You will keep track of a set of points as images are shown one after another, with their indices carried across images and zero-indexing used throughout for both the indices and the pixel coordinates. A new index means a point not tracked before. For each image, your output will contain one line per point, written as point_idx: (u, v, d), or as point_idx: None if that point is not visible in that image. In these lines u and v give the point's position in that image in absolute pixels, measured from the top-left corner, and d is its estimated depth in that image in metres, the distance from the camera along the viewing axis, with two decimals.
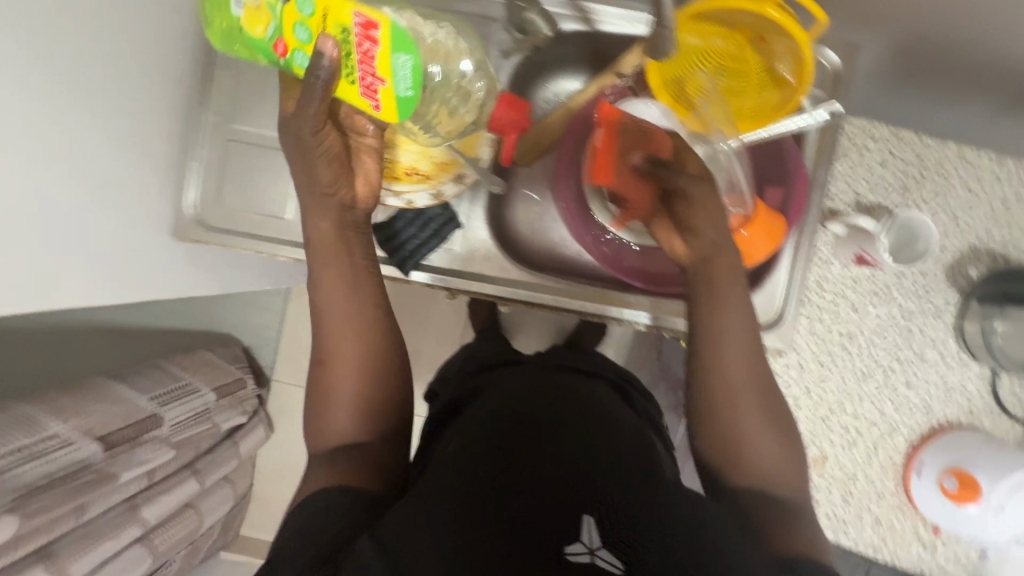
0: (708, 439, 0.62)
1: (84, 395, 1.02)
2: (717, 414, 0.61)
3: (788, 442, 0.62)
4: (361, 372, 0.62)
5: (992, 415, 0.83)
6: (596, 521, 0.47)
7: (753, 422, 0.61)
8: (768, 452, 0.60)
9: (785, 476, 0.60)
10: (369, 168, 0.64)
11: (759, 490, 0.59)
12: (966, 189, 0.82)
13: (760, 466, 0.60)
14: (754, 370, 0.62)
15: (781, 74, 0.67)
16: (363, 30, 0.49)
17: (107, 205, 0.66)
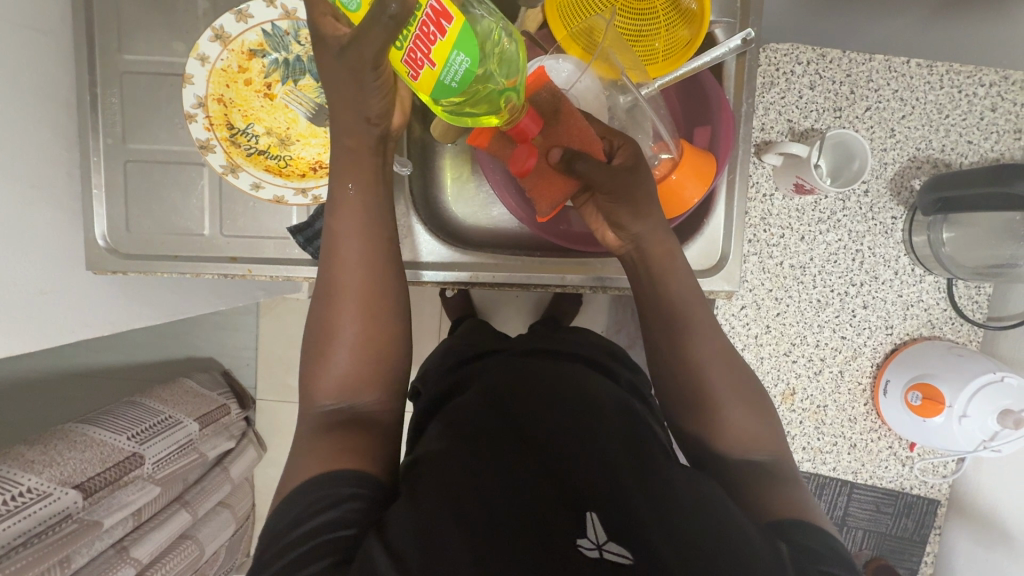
0: (677, 400, 0.62)
1: (56, 443, 0.96)
2: (674, 372, 0.61)
3: (754, 401, 0.61)
4: (371, 314, 0.57)
5: (952, 323, 0.83)
6: (599, 517, 0.46)
7: (715, 373, 0.60)
8: (735, 412, 0.59)
9: (754, 436, 0.59)
10: (267, 169, 0.60)
11: (720, 435, 0.59)
12: (899, 100, 0.80)
13: (721, 419, 0.59)
14: (715, 334, 0.62)
15: (688, 7, 0.65)
16: (432, 14, 0.44)
17: (9, 249, 0.62)
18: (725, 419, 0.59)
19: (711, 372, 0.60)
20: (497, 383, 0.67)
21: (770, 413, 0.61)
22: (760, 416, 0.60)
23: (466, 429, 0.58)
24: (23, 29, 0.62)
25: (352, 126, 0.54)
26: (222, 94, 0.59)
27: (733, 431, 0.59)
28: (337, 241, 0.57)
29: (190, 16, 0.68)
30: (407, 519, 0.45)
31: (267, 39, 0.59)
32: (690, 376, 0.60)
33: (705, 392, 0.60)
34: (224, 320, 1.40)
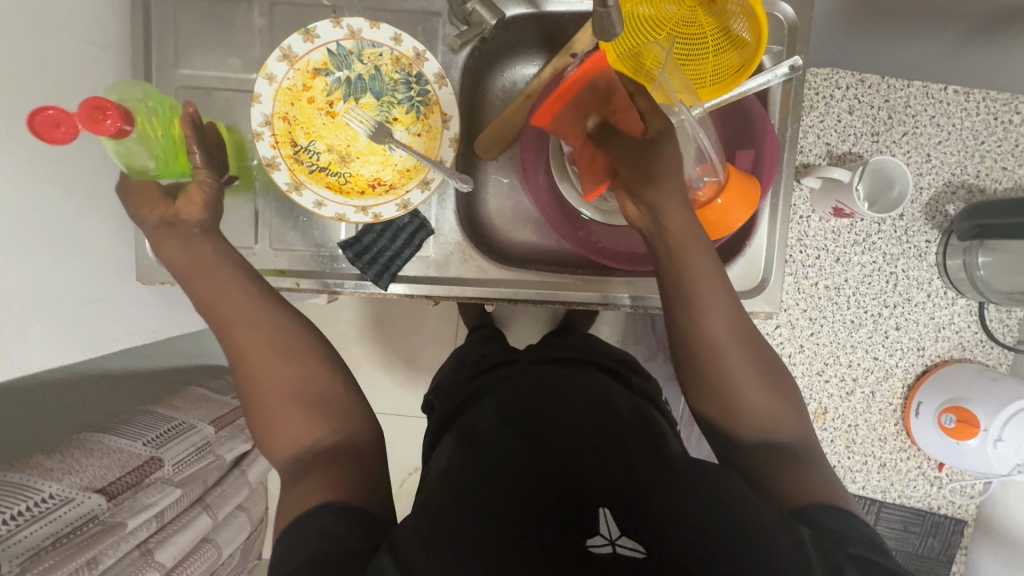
0: (705, 394, 0.59)
1: (71, 451, 0.95)
2: (704, 375, 0.58)
3: (774, 383, 0.59)
4: (290, 361, 0.56)
5: (983, 346, 0.84)
6: (609, 518, 0.47)
7: (747, 378, 0.58)
8: (760, 398, 0.58)
9: (774, 420, 0.58)
10: (330, 187, 0.62)
11: (744, 421, 0.58)
12: (936, 126, 0.81)
13: (745, 413, 0.57)
14: (735, 313, 0.59)
15: (739, 33, 0.65)
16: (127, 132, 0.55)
17: (61, 260, 0.62)
18: (761, 425, 0.58)
19: (731, 357, 0.58)
20: (511, 396, 0.67)
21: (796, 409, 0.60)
22: (786, 410, 0.59)
23: (485, 441, 0.58)
24: (85, 43, 0.61)
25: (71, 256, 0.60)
26: (286, 112, 0.61)
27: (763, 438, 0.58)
28: (222, 323, 0.57)
29: (246, 32, 0.68)
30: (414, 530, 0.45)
31: (332, 59, 0.61)
32: (714, 364, 0.58)
33: (739, 394, 0.57)
34: None
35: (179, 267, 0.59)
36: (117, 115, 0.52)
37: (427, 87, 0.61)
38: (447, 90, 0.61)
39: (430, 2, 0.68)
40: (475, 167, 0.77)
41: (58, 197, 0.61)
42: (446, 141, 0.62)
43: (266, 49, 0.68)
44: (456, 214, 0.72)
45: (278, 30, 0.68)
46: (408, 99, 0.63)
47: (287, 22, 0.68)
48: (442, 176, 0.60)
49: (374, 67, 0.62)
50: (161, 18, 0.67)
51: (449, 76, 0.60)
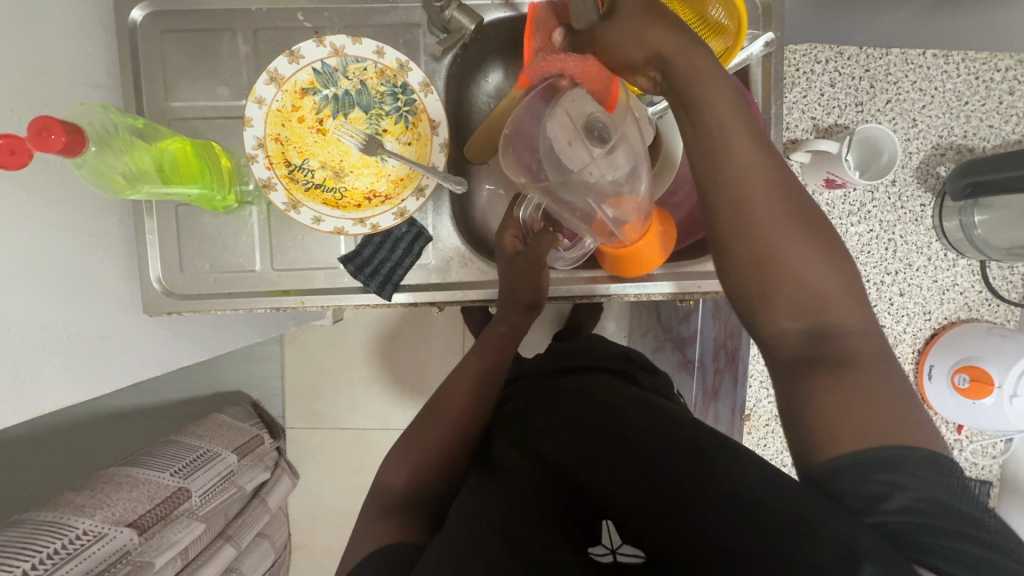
0: (732, 242, 0.47)
1: (102, 486, 0.98)
2: (731, 215, 0.46)
3: (835, 254, 0.46)
4: (436, 418, 0.68)
5: (989, 305, 0.84)
6: (615, 524, 0.61)
7: (779, 222, 0.46)
8: (808, 263, 0.45)
9: (833, 300, 0.45)
10: (326, 203, 0.63)
11: (779, 299, 0.46)
12: (919, 91, 0.82)
13: (786, 279, 0.45)
14: (769, 159, 0.47)
15: (718, 21, 0.65)
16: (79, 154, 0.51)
17: (73, 302, 0.64)
18: (802, 295, 0.45)
19: (761, 206, 0.46)
20: (533, 408, 0.71)
21: (859, 291, 0.46)
22: (841, 291, 0.46)
23: (511, 468, 0.64)
24: (81, 85, 0.63)
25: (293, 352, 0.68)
26: (278, 133, 0.62)
27: (808, 296, 0.45)
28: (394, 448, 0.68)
29: (232, 60, 0.69)
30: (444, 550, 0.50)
31: (317, 77, 0.62)
32: (748, 222, 0.46)
33: (790, 259, 0.45)
34: (251, 351, 1.43)
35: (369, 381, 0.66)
36: (63, 131, 0.48)
37: (413, 96, 0.62)
38: (433, 97, 0.62)
39: (409, 14, 0.69)
40: (468, 173, 0.78)
41: (62, 239, 0.62)
42: (436, 147, 0.63)
43: (253, 75, 0.70)
44: (452, 220, 0.72)
45: (263, 56, 0.69)
46: (396, 110, 0.64)
47: (271, 46, 0.69)
48: (436, 181, 0.61)
49: (360, 81, 0.63)
50: (147, 54, 0.69)
51: (433, 84, 0.61)
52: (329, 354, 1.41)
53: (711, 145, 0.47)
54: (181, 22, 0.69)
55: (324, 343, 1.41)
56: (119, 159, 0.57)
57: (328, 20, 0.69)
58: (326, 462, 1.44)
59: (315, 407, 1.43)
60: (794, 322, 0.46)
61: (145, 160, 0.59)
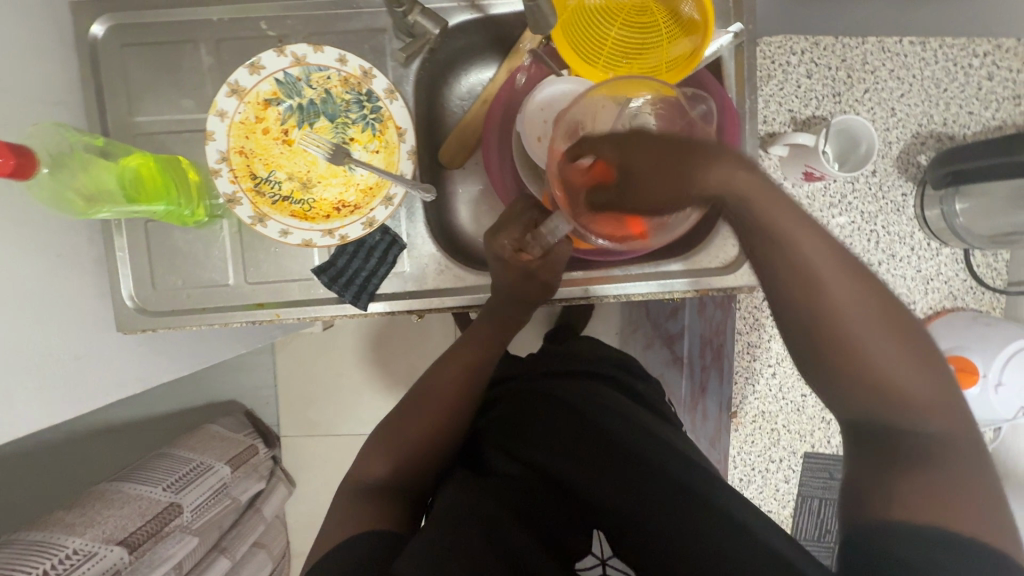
0: (803, 330, 0.49)
1: (93, 504, 0.98)
2: (804, 312, 0.48)
3: (919, 361, 0.47)
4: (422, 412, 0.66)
5: (974, 293, 0.84)
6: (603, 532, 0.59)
7: (866, 329, 0.47)
8: (892, 366, 0.46)
9: (917, 402, 0.46)
10: (294, 215, 0.62)
11: (863, 387, 0.47)
12: (897, 79, 0.81)
13: (869, 374, 0.47)
14: (846, 269, 0.48)
15: (689, 17, 0.63)
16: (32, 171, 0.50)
17: (46, 324, 0.63)
18: (879, 389, 0.47)
19: (833, 305, 0.47)
20: (522, 413, 0.70)
21: (952, 397, 0.47)
22: (930, 392, 0.46)
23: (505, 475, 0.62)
24: (42, 103, 0.62)
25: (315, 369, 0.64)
26: (242, 145, 0.61)
27: (883, 386, 0.47)
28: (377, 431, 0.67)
29: (196, 72, 0.68)
30: (426, 550, 0.49)
31: (280, 88, 0.61)
32: (823, 321, 0.48)
33: (872, 359, 0.46)
34: (241, 361, 1.42)
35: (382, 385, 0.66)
36: (10, 152, 0.47)
37: (378, 103, 0.62)
38: (399, 104, 0.61)
39: (374, 19, 0.68)
40: (443, 178, 0.77)
41: (30, 260, 0.61)
42: (404, 154, 0.62)
43: (217, 87, 0.69)
44: (427, 226, 0.71)
45: (227, 67, 0.68)
46: (362, 118, 0.63)
47: (234, 56, 0.68)
48: (404, 189, 0.61)
49: (324, 90, 0.62)
50: (110, 69, 0.68)
51: (398, 91, 0.60)
52: (319, 362, 1.41)
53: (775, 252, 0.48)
54: (142, 35, 0.68)
55: (313, 351, 1.40)
56: (75, 179, 0.56)
57: (292, 28, 0.68)
58: (321, 470, 1.43)
59: (307, 415, 1.43)
60: (854, 406, 0.48)
61: (104, 178, 0.58)
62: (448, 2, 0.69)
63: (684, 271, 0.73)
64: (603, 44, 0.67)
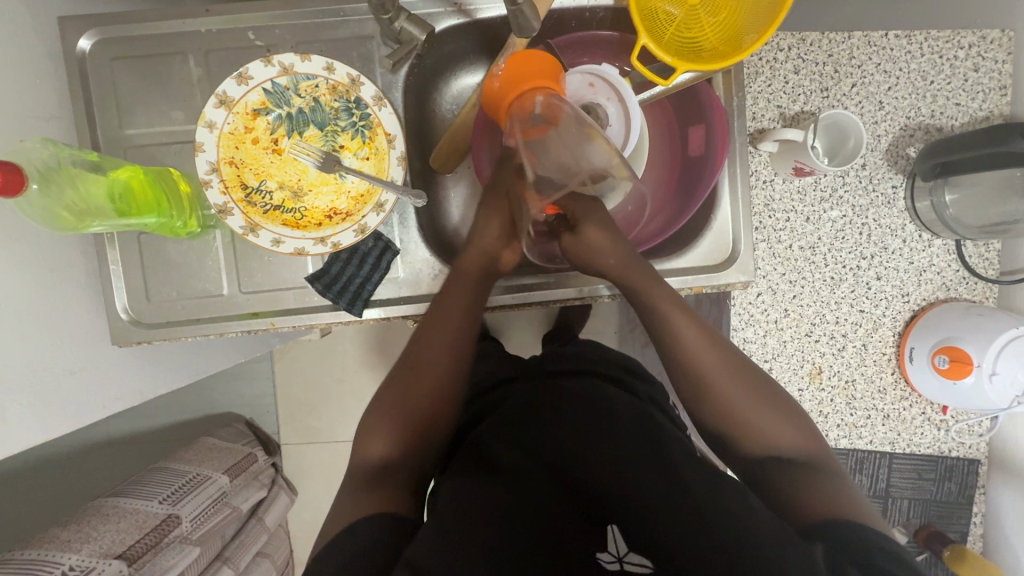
0: (696, 398, 0.63)
1: (89, 519, 0.99)
2: (697, 384, 0.62)
3: (780, 409, 0.62)
4: (419, 380, 0.66)
5: (967, 284, 0.84)
6: (616, 528, 0.60)
7: (737, 391, 0.61)
8: (763, 421, 0.61)
9: (786, 442, 0.60)
10: (285, 224, 0.62)
11: (745, 440, 0.61)
12: (883, 73, 0.81)
13: (745, 429, 0.61)
14: (722, 346, 0.63)
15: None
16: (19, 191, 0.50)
17: (40, 339, 0.63)
18: (759, 442, 0.60)
19: (717, 379, 0.62)
20: (521, 410, 0.68)
21: (808, 434, 0.62)
22: (793, 433, 0.61)
23: (505, 463, 0.60)
24: (32, 120, 0.62)
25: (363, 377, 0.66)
26: (232, 156, 0.61)
27: (763, 437, 0.60)
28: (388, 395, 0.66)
29: (185, 84, 0.68)
30: (432, 547, 0.48)
31: (268, 98, 0.61)
32: (707, 388, 0.62)
33: (744, 418, 0.61)
34: (240, 370, 1.42)
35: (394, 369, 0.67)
36: None
37: (367, 110, 0.62)
38: (387, 110, 0.62)
39: (361, 27, 0.68)
40: (435, 182, 0.78)
41: (23, 276, 0.61)
42: (394, 160, 0.62)
43: (207, 98, 0.69)
44: (419, 231, 0.71)
45: (215, 78, 0.68)
46: (351, 125, 0.63)
47: (223, 67, 0.68)
48: (395, 194, 0.61)
49: (313, 99, 0.62)
50: (99, 83, 0.68)
51: (385, 98, 0.60)
52: (318, 370, 1.41)
53: (668, 339, 0.63)
54: (131, 48, 0.68)
55: (312, 359, 1.40)
56: (64, 194, 0.56)
57: (280, 37, 0.68)
58: (323, 477, 1.43)
59: (307, 422, 1.42)
60: (753, 455, 0.60)
61: (93, 193, 0.58)
62: (434, 7, 0.69)
63: (678, 270, 0.73)
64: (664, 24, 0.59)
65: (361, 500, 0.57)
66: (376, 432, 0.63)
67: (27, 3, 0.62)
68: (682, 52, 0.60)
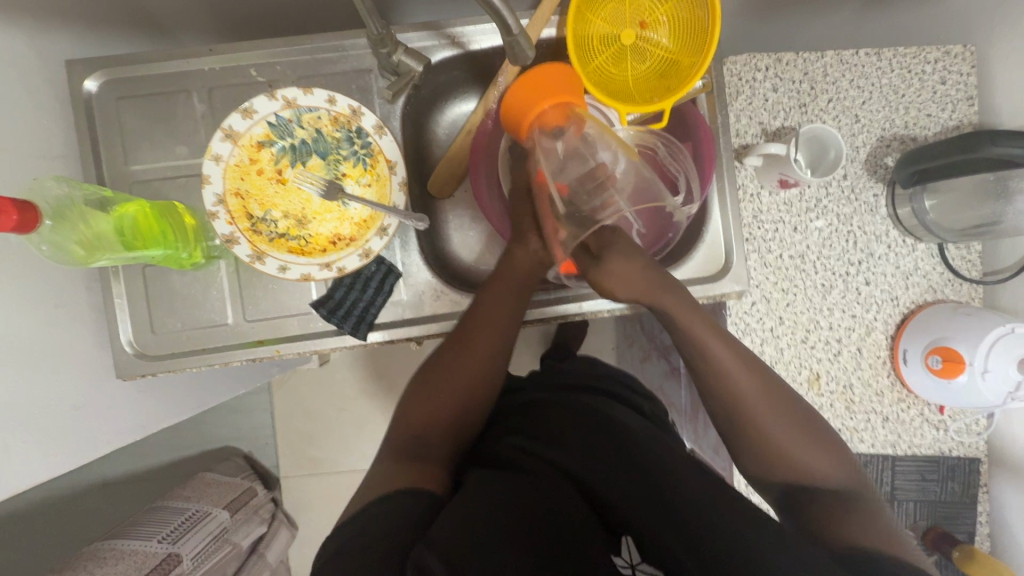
0: (737, 430, 0.62)
1: (89, 562, 0.97)
2: (735, 413, 0.61)
3: (819, 438, 0.61)
4: (455, 376, 0.66)
5: (952, 285, 0.86)
6: (632, 538, 0.55)
7: (777, 426, 0.60)
8: (806, 454, 0.60)
9: (826, 471, 0.59)
10: (291, 251, 0.64)
11: (789, 469, 0.60)
12: (857, 88, 0.85)
13: (785, 460, 0.60)
14: (761, 372, 0.62)
15: (697, 14, 0.65)
16: (25, 220, 0.49)
17: (44, 375, 0.63)
18: (797, 471, 0.59)
19: (756, 409, 0.61)
20: (528, 423, 0.69)
21: (844, 457, 0.61)
22: (832, 463, 0.60)
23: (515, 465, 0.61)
24: (40, 159, 0.64)
25: (416, 391, 0.67)
26: (238, 188, 0.63)
27: (797, 466, 0.59)
28: (421, 398, 0.66)
29: (189, 120, 0.70)
30: (454, 532, 0.48)
31: (272, 130, 0.64)
32: (742, 414, 0.61)
33: (789, 452, 0.60)
34: (239, 403, 1.40)
35: (432, 366, 0.67)
36: (11, 207, 0.48)
37: (368, 139, 0.64)
38: (388, 138, 0.64)
39: (359, 61, 0.71)
40: (434, 207, 0.80)
41: (30, 312, 0.61)
42: (396, 186, 0.65)
43: (210, 133, 0.71)
44: (420, 255, 0.73)
45: (219, 113, 0.70)
46: (353, 154, 0.65)
47: (226, 103, 0.71)
48: (398, 219, 0.63)
49: (315, 130, 0.65)
50: (105, 123, 0.70)
51: (386, 126, 0.62)
52: (317, 398, 1.40)
53: (713, 374, 0.62)
54: (136, 87, 0.70)
55: (312, 388, 1.40)
56: (71, 228, 0.57)
57: (281, 73, 0.71)
58: (326, 509, 1.40)
59: (308, 451, 1.41)
60: (785, 487, 0.60)
61: (103, 229, 0.60)
62: (429, 40, 0.72)
63: None
64: (626, 74, 0.69)
65: (369, 492, 0.56)
66: (414, 410, 0.65)
67: (35, 49, 0.64)
68: (656, 85, 0.69)
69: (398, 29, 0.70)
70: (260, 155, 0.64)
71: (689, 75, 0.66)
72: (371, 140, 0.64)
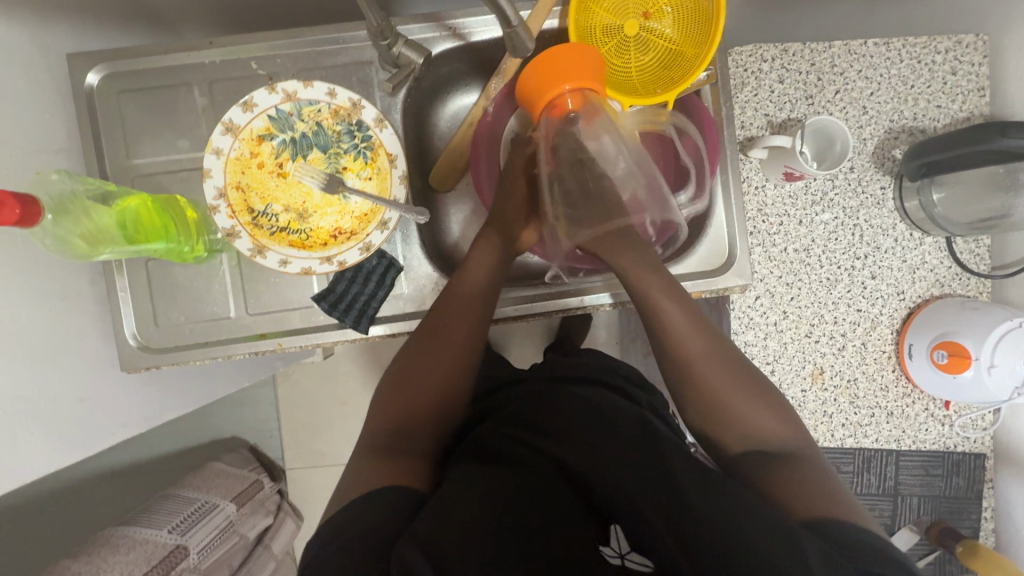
0: (693, 397, 0.63)
1: (99, 551, 0.98)
2: (687, 376, 0.63)
3: (770, 403, 0.62)
4: (430, 357, 0.66)
5: (960, 279, 0.85)
6: (621, 528, 0.57)
7: (732, 390, 0.62)
8: (756, 416, 0.61)
9: (774, 433, 0.61)
10: (292, 244, 0.64)
11: (734, 430, 0.61)
12: (865, 79, 0.84)
13: (735, 422, 0.61)
14: (712, 338, 0.64)
15: (701, 4, 0.64)
16: (25, 215, 0.50)
17: (50, 367, 0.64)
18: (745, 432, 0.61)
19: (708, 372, 0.62)
20: (525, 414, 0.69)
21: (795, 425, 0.62)
22: (780, 425, 0.61)
23: (510, 457, 0.61)
24: (42, 153, 0.64)
25: (393, 366, 0.67)
26: (239, 182, 0.63)
27: (744, 425, 0.61)
28: (396, 377, 0.66)
29: (190, 114, 0.70)
30: (440, 525, 0.49)
31: (272, 124, 0.64)
32: (693, 374, 0.62)
33: (742, 416, 0.61)
34: (244, 395, 1.42)
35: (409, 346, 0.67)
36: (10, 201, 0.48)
37: (368, 132, 0.64)
38: (389, 131, 0.64)
39: (360, 53, 0.70)
40: (436, 201, 0.80)
41: (35, 305, 0.62)
42: (396, 179, 0.64)
43: (212, 126, 0.71)
44: (421, 248, 0.72)
45: (220, 106, 0.70)
46: (354, 147, 0.65)
47: (227, 96, 0.70)
48: (399, 213, 0.63)
49: (316, 123, 0.65)
50: (107, 116, 0.70)
51: (386, 119, 0.62)
52: (321, 391, 1.41)
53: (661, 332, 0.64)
54: (137, 80, 0.70)
55: (317, 380, 1.40)
56: (74, 222, 0.57)
57: (281, 66, 0.71)
58: (330, 500, 1.42)
59: (312, 443, 1.42)
60: (737, 448, 0.61)
61: (105, 222, 0.59)
62: (430, 32, 0.71)
63: (676, 277, 0.75)
64: (629, 66, 0.68)
65: (355, 482, 0.57)
66: (395, 394, 0.65)
67: (36, 42, 0.64)
68: (660, 76, 0.68)
69: (399, 21, 0.70)
70: (261, 148, 0.64)
71: (692, 66, 0.65)
72: (372, 133, 0.64)
